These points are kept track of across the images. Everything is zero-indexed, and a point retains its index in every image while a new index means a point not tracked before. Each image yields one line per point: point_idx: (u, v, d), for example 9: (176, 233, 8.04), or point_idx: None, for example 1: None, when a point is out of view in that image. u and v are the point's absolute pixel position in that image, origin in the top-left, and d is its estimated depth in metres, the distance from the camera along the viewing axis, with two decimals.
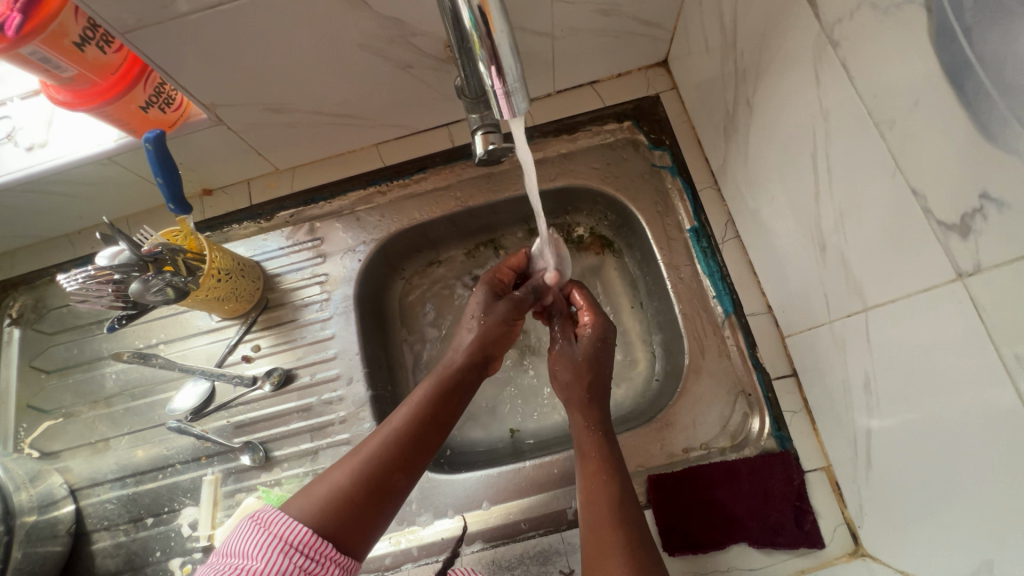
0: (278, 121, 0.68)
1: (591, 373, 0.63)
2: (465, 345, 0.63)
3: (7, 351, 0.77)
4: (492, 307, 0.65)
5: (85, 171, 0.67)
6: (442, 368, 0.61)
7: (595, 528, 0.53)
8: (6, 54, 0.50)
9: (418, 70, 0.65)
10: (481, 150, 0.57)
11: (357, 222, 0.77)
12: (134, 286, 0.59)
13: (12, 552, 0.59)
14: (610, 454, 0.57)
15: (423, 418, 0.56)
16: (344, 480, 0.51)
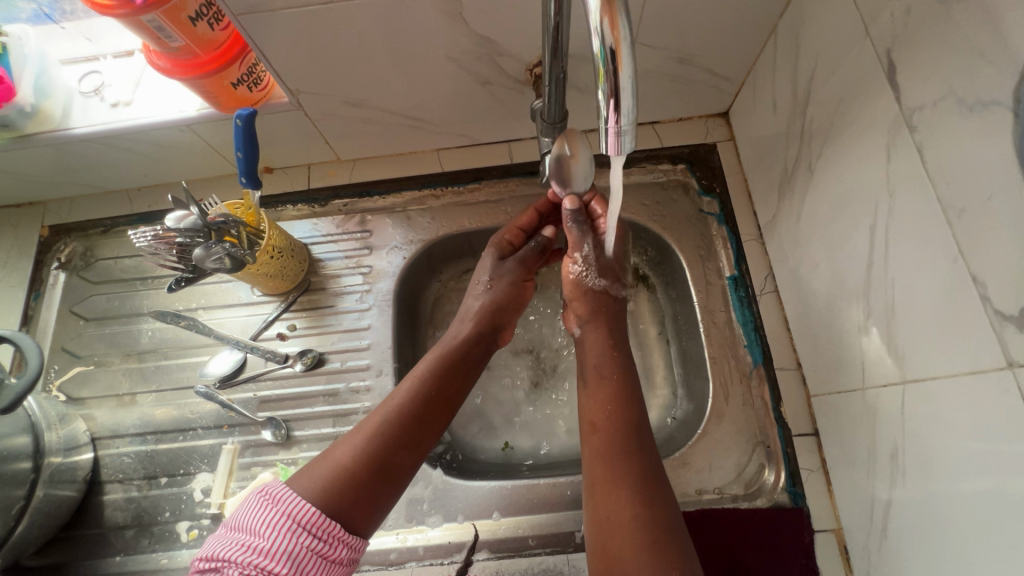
0: (353, 115, 0.70)
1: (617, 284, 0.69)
2: (474, 314, 0.67)
3: (51, 293, 0.79)
4: (500, 271, 0.70)
5: (162, 134, 0.69)
6: (449, 338, 0.64)
7: (604, 451, 0.53)
8: (126, 18, 0.52)
9: (496, 87, 0.67)
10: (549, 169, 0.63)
11: (407, 221, 0.79)
12: (196, 251, 0.61)
13: (35, 490, 0.60)
14: (625, 376, 0.59)
15: (430, 384, 0.58)
16: (350, 454, 0.52)
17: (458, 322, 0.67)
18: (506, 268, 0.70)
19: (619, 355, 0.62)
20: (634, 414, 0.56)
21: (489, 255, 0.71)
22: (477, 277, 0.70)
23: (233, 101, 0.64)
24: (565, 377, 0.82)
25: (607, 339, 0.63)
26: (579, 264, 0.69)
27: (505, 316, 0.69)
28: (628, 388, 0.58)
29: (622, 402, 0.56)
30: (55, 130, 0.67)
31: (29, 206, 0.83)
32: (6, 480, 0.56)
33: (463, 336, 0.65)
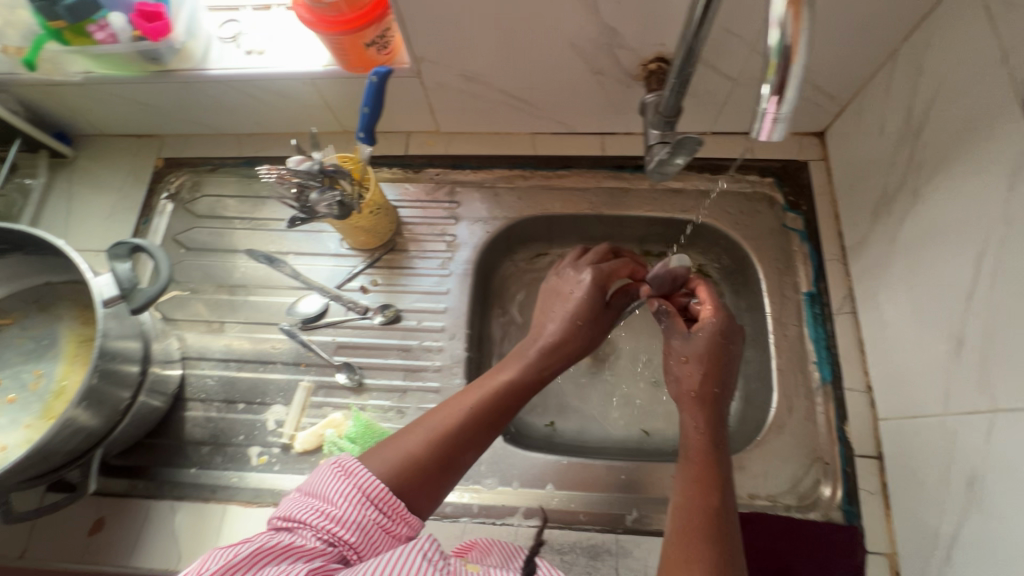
0: (465, 89, 0.74)
1: (714, 370, 0.63)
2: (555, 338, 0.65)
3: (157, 219, 0.84)
4: (587, 300, 0.67)
5: (288, 85, 0.74)
6: (527, 356, 0.63)
7: (683, 530, 0.51)
8: None
9: (607, 78, 0.70)
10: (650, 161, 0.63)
11: (494, 197, 0.82)
12: (312, 196, 0.66)
13: (139, 395, 0.65)
14: (714, 461, 0.56)
15: (500, 407, 0.59)
16: (420, 448, 0.54)
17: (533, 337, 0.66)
18: (594, 307, 0.67)
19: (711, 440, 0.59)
20: (722, 501, 0.53)
21: (576, 286, 0.69)
22: (560, 303, 0.68)
23: (360, 60, 0.68)
24: (623, 369, 0.84)
25: (696, 416, 0.60)
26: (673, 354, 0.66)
27: (580, 349, 0.66)
28: (718, 476, 0.55)
29: (710, 486, 0.54)
30: (194, 69, 0.72)
31: (148, 138, 0.89)
32: (119, 379, 0.61)
33: (539, 359, 0.63)
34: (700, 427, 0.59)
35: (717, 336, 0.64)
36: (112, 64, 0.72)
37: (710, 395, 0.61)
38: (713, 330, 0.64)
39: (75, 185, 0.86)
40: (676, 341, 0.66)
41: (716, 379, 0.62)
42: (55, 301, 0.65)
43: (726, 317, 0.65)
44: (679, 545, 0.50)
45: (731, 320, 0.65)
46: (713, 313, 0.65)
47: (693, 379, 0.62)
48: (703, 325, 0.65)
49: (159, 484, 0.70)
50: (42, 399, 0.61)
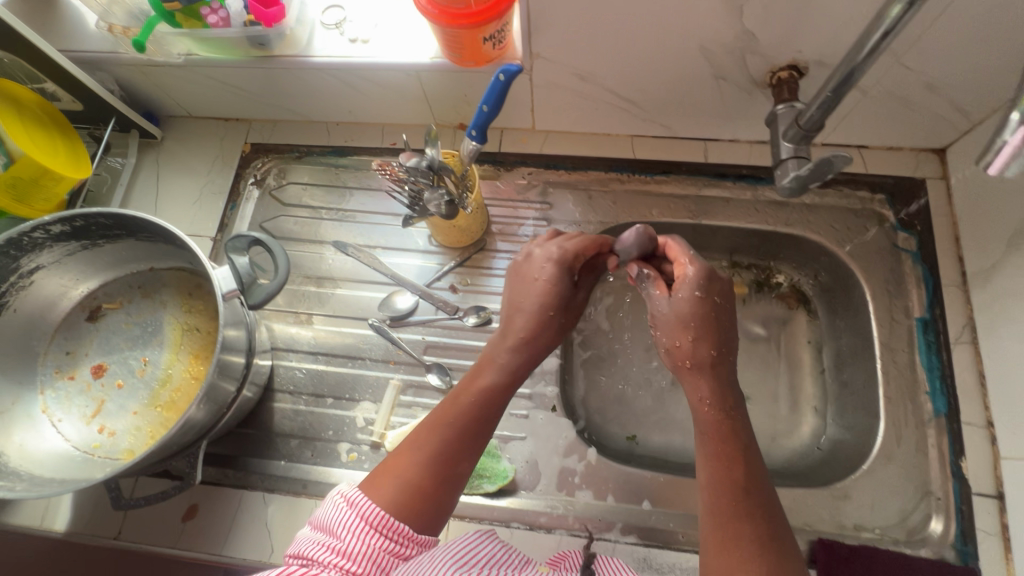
0: (575, 88, 0.71)
1: (717, 330, 0.55)
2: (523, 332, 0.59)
3: (244, 205, 0.84)
4: (554, 285, 0.60)
5: (392, 75, 0.72)
6: (504, 355, 0.59)
7: (718, 514, 0.47)
8: None
9: (729, 83, 0.67)
10: (782, 178, 0.60)
11: (588, 200, 0.80)
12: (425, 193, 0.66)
13: (240, 385, 0.65)
14: (735, 431, 0.52)
15: (484, 403, 0.56)
16: (417, 474, 0.52)
17: (502, 333, 0.60)
18: (565, 290, 0.61)
19: (732, 411, 0.53)
20: (749, 478, 0.49)
21: (546, 271, 0.61)
22: (527, 293, 0.60)
23: (473, 54, 0.66)
24: None
25: (706, 386, 0.54)
26: (660, 324, 0.58)
27: (556, 337, 0.61)
28: (737, 450, 0.50)
29: (734, 463, 0.50)
30: (298, 56, 0.71)
31: (235, 122, 0.88)
32: (224, 370, 0.61)
33: (517, 355, 0.59)
34: (714, 397, 0.53)
35: (703, 295, 0.56)
36: (217, 48, 0.70)
37: (718, 364, 0.55)
38: (694, 288, 0.56)
39: (162, 167, 0.86)
40: (657, 310, 0.59)
41: (715, 345, 0.55)
42: (158, 287, 0.65)
43: (709, 273, 0.57)
44: (725, 533, 0.46)
45: (711, 275, 0.57)
46: (691, 270, 0.57)
47: (691, 354, 0.55)
48: (680, 285, 0.57)
49: (249, 475, 0.69)
50: (149, 387, 0.61)
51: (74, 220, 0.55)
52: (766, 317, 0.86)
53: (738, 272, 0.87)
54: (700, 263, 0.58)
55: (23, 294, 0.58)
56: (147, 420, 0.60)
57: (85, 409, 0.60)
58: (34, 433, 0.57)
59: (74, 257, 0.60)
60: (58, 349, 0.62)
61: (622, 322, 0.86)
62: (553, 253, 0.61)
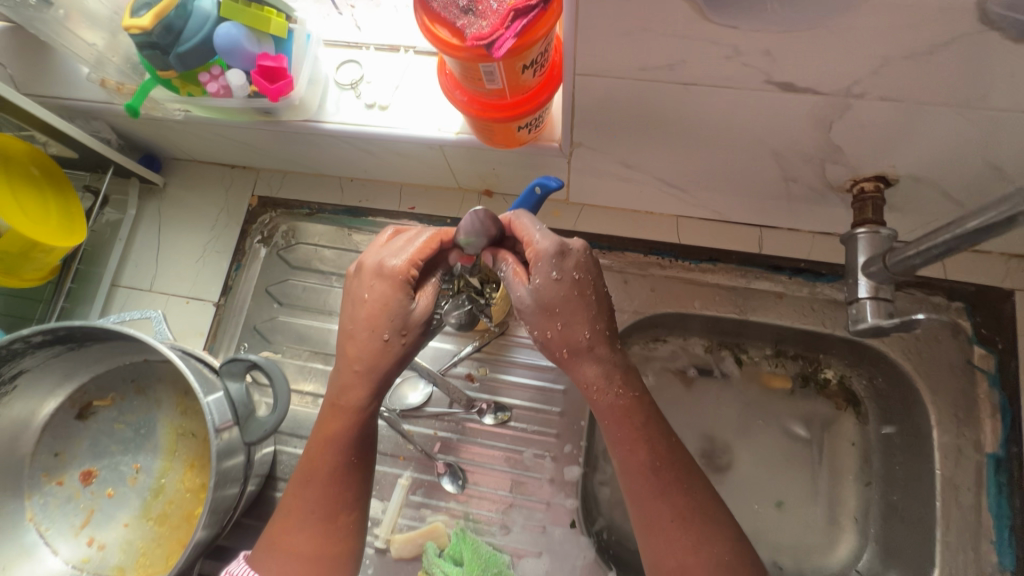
0: (619, 174, 0.63)
1: (586, 308, 0.49)
2: (365, 355, 0.51)
3: (250, 266, 0.78)
4: (386, 308, 0.50)
5: (413, 146, 0.64)
6: (350, 403, 0.52)
7: (643, 498, 0.51)
8: (467, 60, 0.44)
9: (800, 184, 0.58)
10: (862, 318, 0.52)
11: (623, 284, 0.72)
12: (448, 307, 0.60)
13: (246, 484, 0.60)
14: (631, 400, 0.52)
15: (341, 439, 0.53)
16: (304, 535, 0.52)
17: (338, 377, 0.53)
18: (405, 307, 0.50)
19: (624, 383, 0.51)
20: (657, 452, 0.51)
21: (377, 291, 0.51)
22: (357, 318, 0.51)
23: (504, 138, 0.56)
24: (743, 488, 0.76)
25: (597, 367, 0.51)
26: (532, 315, 0.50)
27: (400, 359, 0.52)
28: (642, 427, 0.51)
29: (644, 442, 0.51)
30: (310, 121, 0.63)
31: (242, 169, 0.81)
32: (228, 477, 0.53)
33: (361, 394, 0.52)
34: (606, 376, 0.51)
35: (562, 272, 0.49)
36: (221, 112, 0.63)
37: (600, 341, 0.50)
38: (549, 265, 0.48)
39: (164, 217, 0.80)
40: (518, 300, 0.50)
41: (597, 323, 0.50)
42: (152, 382, 0.60)
43: (562, 246, 0.48)
44: (649, 511, 0.50)
45: (565, 249, 0.49)
46: (542, 245, 0.48)
47: (566, 343, 0.50)
48: (536, 267, 0.49)
49: None
50: (141, 497, 0.57)
51: (56, 330, 0.50)
52: (810, 415, 0.78)
53: (781, 362, 0.80)
54: (550, 234, 0.49)
55: (6, 400, 0.53)
56: (139, 535, 0.56)
57: (75, 519, 0.56)
58: (19, 551, 0.53)
59: (60, 357, 0.55)
60: (46, 450, 0.57)
61: None
62: (387, 267, 0.51)
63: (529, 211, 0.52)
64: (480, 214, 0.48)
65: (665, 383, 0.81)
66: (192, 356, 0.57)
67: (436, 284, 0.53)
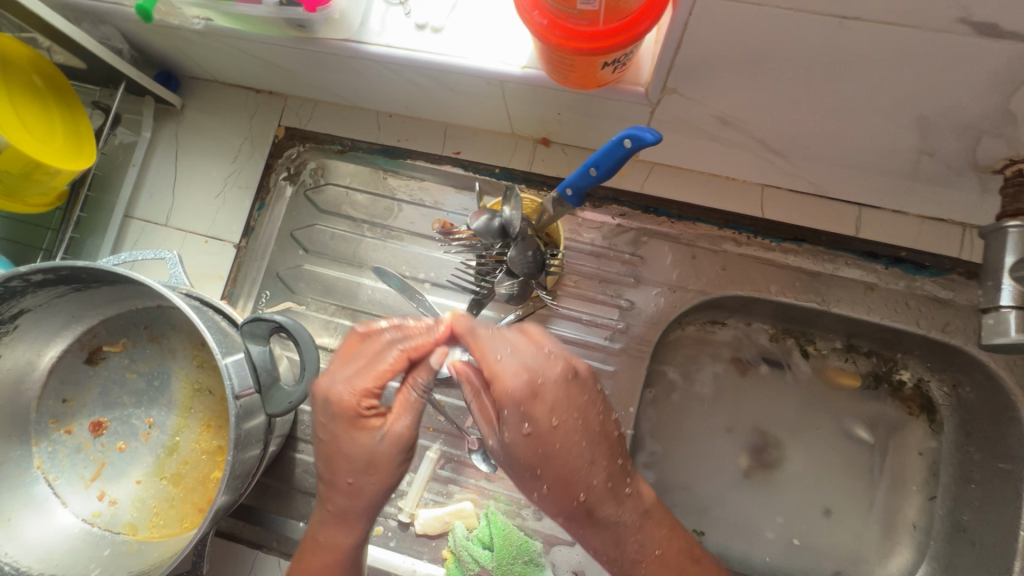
0: (709, 131, 0.53)
1: (579, 455, 0.45)
2: (341, 505, 0.46)
3: (274, 206, 0.70)
4: (351, 458, 0.43)
5: (468, 80, 0.55)
6: (344, 542, 0.46)
7: None
8: None
9: (935, 158, 0.48)
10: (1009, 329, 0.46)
11: (690, 260, 0.64)
12: (510, 254, 0.49)
13: (269, 443, 0.55)
14: (659, 544, 0.50)
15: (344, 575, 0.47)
16: None
17: (330, 521, 0.47)
18: (369, 446, 0.43)
19: (647, 525, 0.49)
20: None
21: (337, 429, 0.43)
22: (322, 461, 0.45)
23: (583, 77, 0.47)
24: (791, 488, 0.71)
25: (611, 515, 0.48)
26: (511, 470, 0.47)
27: (381, 498, 0.45)
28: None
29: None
30: (349, 41, 0.53)
31: (268, 95, 0.71)
32: (250, 440, 0.48)
33: (358, 530, 0.46)
34: (632, 526, 0.49)
35: (537, 422, 0.43)
36: (246, 23, 0.53)
37: (603, 499, 0.47)
38: (518, 414, 0.43)
39: (182, 144, 0.72)
40: (498, 456, 0.47)
41: (604, 479, 0.46)
42: (166, 330, 0.54)
43: (531, 385, 0.42)
44: None
45: (539, 384, 0.43)
46: (509, 384, 0.42)
47: (563, 505, 0.47)
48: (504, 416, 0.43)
49: (267, 532, 0.63)
50: (154, 454, 0.53)
51: (58, 269, 0.44)
52: (876, 418, 0.71)
53: (852, 357, 0.72)
54: (517, 370, 0.43)
55: (8, 341, 0.48)
56: (153, 493, 0.52)
57: (84, 471, 0.52)
58: (25, 501, 0.49)
59: (65, 298, 0.49)
60: (53, 395, 0.52)
61: (698, 396, 0.74)
62: (336, 403, 0.42)
63: (486, 328, 0.44)
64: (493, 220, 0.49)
65: (719, 369, 0.74)
66: (209, 307, 0.50)
67: (416, 394, 0.44)
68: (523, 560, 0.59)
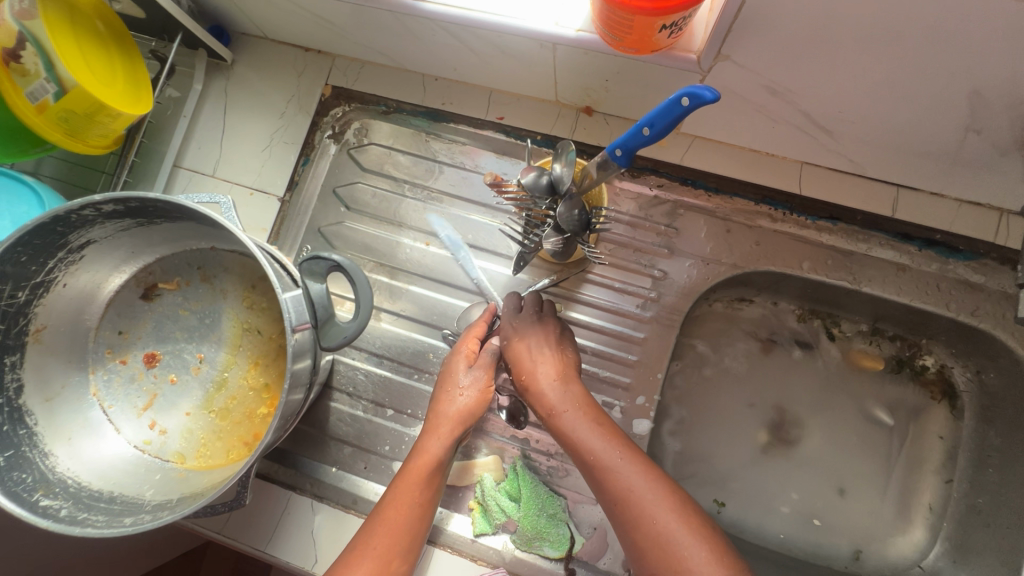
0: (757, 102, 0.54)
1: (536, 342, 0.57)
2: (434, 423, 0.55)
3: (318, 163, 0.72)
4: (455, 380, 0.57)
5: (521, 42, 0.56)
6: (432, 448, 0.53)
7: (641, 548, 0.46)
8: None
9: (982, 135, 0.48)
10: None
11: (725, 234, 0.65)
12: (559, 209, 0.50)
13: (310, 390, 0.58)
14: (575, 403, 0.54)
15: (425, 475, 0.52)
16: None
17: (421, 435, 0.55)
18: (464, 372, 0.57)
19: (575, 392, 0.54)
20: (655, 519, 0.46)
21: (451, 363, 0.58)
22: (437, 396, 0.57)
23: (638, 40, 0.48)
24: (808, 465, 0.73)
25: (579, 426, 0.52)
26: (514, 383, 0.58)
27: (471, 419, 0.55)
28: (636, 483, 0.48)
29: (632, 506, 0.47)
30: None
31: (317, 54, 0.73)
32: (296, 382, 0.49)
33: (444, 436, 0.54)
34: (564, 399, 0.54)
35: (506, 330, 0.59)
36: None
37: (550, 376, 0.55)
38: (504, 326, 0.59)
39: (231, 98, 0.73)
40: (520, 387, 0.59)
41: (547, 362, 0.56)
42: (219, 271, 0.56)
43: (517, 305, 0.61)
44: None
45: (521, 306, 0.61)
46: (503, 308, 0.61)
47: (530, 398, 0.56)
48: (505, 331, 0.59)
49: (300, 475, 0.65)
50: (203, 388, 0.55)
51: (128, 201, 0.46)
52: (897, 401, 0.72)
53: (877, 340, 0.73)
54: (512, 304, 0.61)
55: (74, 269, 0.50)
56: (201, 426, 0.54)
57: (137, 401, 0.55)
58: (83, 423, 0.52)
59: (129, 232, 0.51)
60: (111, 327, 0.55)
61: (721, 372, 0.75)
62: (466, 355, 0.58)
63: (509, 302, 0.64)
64: (540, 178, 0.51)
65: (744, 346, 0.75)
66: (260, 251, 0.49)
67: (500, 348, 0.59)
68: (548, 514, 0.61)
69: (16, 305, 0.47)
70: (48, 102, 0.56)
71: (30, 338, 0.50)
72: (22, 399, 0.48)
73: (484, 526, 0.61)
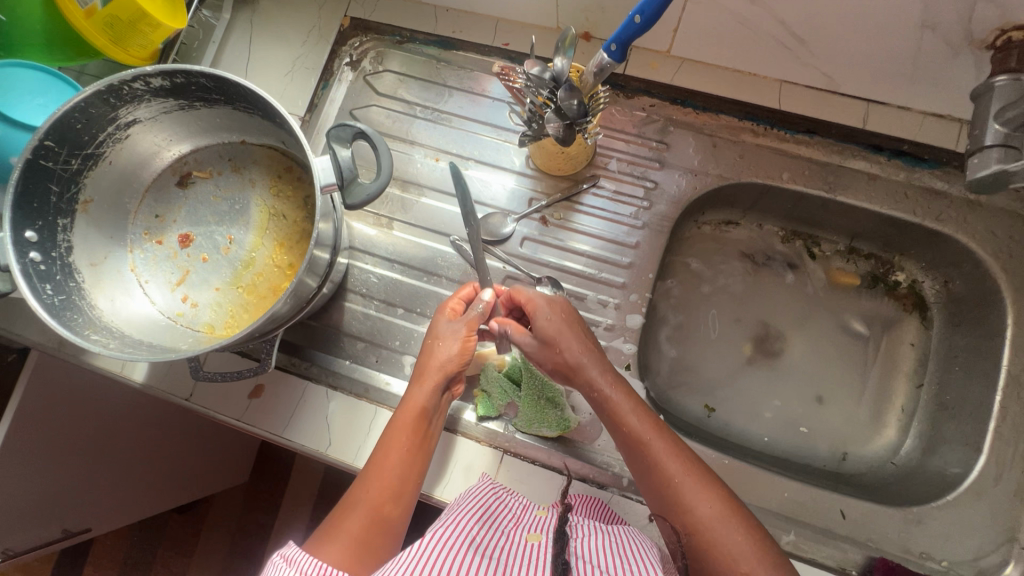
0: (737, 13, 0.60)
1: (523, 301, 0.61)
2: (418, 375, 0.59)
3: (336, 87, 0.78)
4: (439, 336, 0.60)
5: None
6: (418, 399, 0.57)
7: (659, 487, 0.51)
8: None
9: (936, 34, 0.54)
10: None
11: (711, 148, 0.71)
12: (559, 95, 0.56)
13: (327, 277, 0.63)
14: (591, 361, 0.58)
15: (411, 423, 0.55)
16: (360, 522, 0.49)
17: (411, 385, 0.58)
18: (448, 329, 0.60)
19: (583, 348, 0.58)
20: (666, 471, 0.51)
21: (436, 323, 0.61)
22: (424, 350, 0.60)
23: None
24: (790, 373, 0.78)
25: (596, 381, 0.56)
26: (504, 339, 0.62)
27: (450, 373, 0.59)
28: (642, 425, 0.53)
29: (641, 444, 0.53)
30: None
31: None
32: (310, 266, 0.53)
33: (428, 385, 0.57)
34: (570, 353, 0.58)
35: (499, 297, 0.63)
36: None
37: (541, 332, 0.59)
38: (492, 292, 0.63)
39: (255, 28, 0.79)
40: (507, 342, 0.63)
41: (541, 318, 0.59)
42: (248, 163, 0.62)
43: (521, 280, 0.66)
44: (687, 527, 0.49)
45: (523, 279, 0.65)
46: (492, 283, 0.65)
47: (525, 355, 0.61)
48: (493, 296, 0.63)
49: (315, 368, 0.70)
50: (232, 266, 0.60)
51: (175, 76, 0.51)
52: (872, 314, 0.78)
53: (853, 258, 0.79)
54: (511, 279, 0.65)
55: (119, 146, 0.56)
56: (228, 299, 0.59)
57: (171, 276, 0.60)
58: (123, 290, 0.57)
59: (169, 115, 0.56)
60: (148, 211, 0.61)
61: (709, 289, 0.80)
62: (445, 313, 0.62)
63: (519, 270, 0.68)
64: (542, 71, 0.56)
65: (730, 264, 0.81)
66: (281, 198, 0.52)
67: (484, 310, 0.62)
68: (546, 398, 0.66)
69: (70, 172, 0.52)
70: (96, 7, 0.61)
71: (79, 207, 0.55)
72: (71, 257, 0.53)
73: (487, 410, 0.66)
